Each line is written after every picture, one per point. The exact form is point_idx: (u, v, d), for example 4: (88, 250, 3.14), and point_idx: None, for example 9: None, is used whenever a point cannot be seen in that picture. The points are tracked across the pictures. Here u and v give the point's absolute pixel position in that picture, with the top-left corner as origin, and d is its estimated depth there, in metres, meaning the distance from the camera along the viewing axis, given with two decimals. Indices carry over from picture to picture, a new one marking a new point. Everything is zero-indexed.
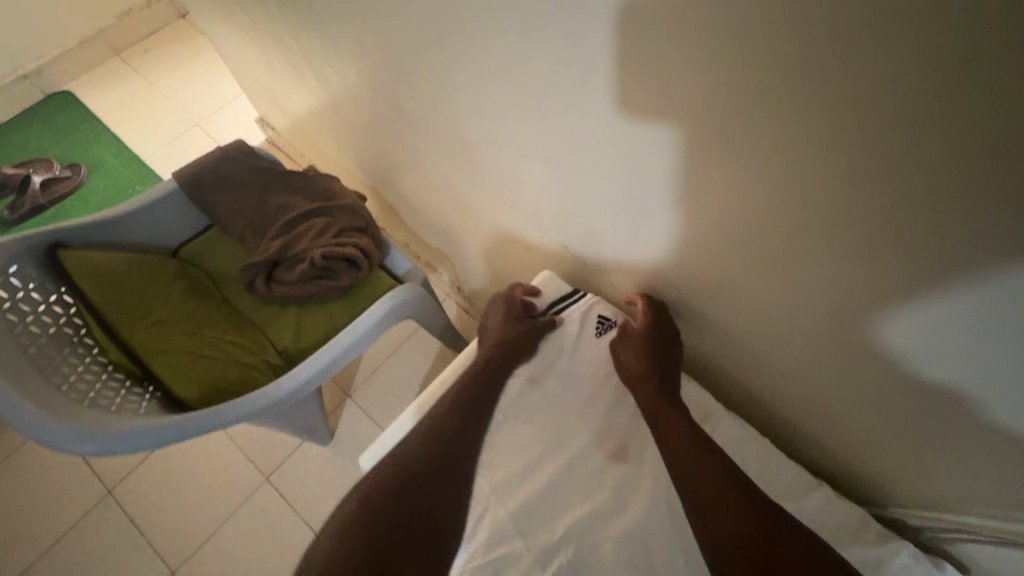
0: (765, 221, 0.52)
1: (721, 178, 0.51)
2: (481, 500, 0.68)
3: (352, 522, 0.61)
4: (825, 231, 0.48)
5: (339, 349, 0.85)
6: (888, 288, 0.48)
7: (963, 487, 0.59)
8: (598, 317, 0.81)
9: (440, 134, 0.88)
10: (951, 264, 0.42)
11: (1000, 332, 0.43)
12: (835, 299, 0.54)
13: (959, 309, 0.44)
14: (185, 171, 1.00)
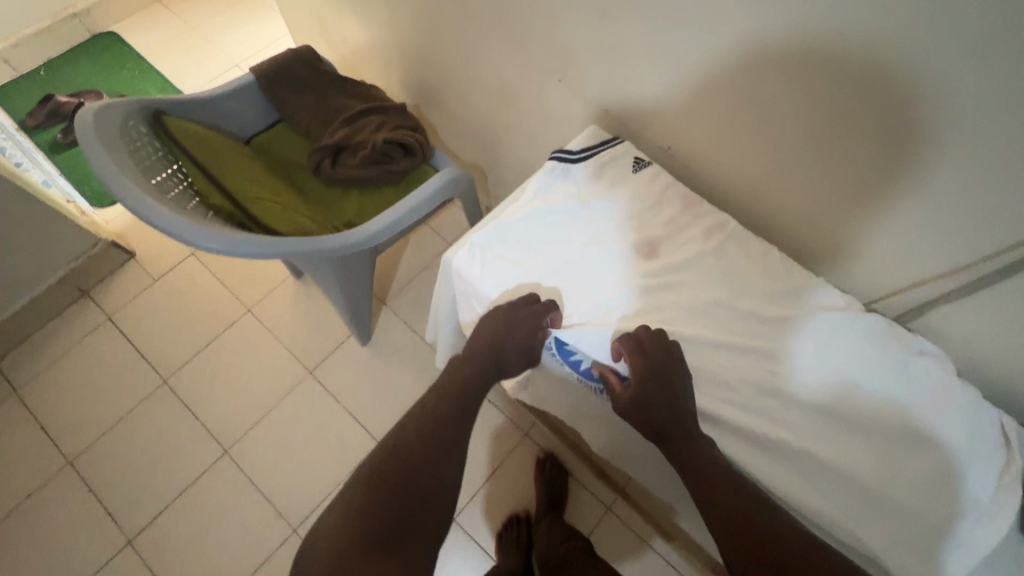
0: (777, 40, 0.64)
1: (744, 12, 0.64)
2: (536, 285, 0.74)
3: (356, 502, 0.61)
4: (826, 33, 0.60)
5: (402, 212, 0.98)
6: (879, 45, 0.57)
7: (946, 245, 0.67)
8: (634, 157, 0.81)
9: (491, 33, 1.01)
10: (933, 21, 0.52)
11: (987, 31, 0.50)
12: (833, 80, 0.63)
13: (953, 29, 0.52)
14: (261, 68, 1.13)
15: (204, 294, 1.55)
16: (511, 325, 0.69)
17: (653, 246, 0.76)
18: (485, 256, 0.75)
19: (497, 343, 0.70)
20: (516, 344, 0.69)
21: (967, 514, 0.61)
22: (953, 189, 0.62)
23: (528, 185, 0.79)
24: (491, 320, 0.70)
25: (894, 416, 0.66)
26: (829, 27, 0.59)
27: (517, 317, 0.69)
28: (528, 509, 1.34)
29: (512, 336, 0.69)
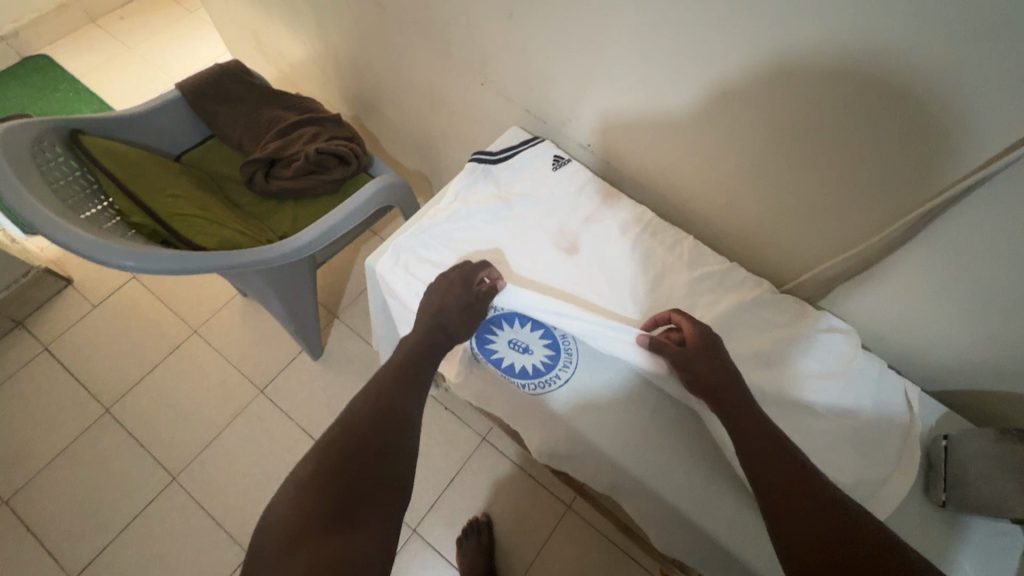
0: (672, 36, 0.66)
1: (640, 11, 0.66)
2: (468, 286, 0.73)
3: (307, 479, 0.56)
4: (713, 28, 0.62)
5: (336, 219, 0.98)
6: (760, 37, 0.59)
7: (845, 221, 0.69)
8: (554, 154, 0.83)
9: (417, 42, 1.02)
10: (801, 13, 0.55)
11: (847, 23, 0.53)
12: (727, 70, 0.65)
13: (819, 21, 0.54)
14: (188, 83, 1.12)
15: (147, 317, 1.51)
16: (441, 288, 0.71)
17: (573, 239, 0.77)
18: (406, 261, 0.75)
19: (435, 307, 0.70)
20: (448, 305, 0.69)
21: (889, 479, 0.63)
22: (837, 167, 0.65)
23: (450, 187, 0.80)
24: (431, 294, 0.71)
25: (825, 391, 0.67)
26: (715, 23, 0.62)
27: (447, 283, 0.71)
28: (487, 512, 1.32)
29: (441, 295, 0.70)
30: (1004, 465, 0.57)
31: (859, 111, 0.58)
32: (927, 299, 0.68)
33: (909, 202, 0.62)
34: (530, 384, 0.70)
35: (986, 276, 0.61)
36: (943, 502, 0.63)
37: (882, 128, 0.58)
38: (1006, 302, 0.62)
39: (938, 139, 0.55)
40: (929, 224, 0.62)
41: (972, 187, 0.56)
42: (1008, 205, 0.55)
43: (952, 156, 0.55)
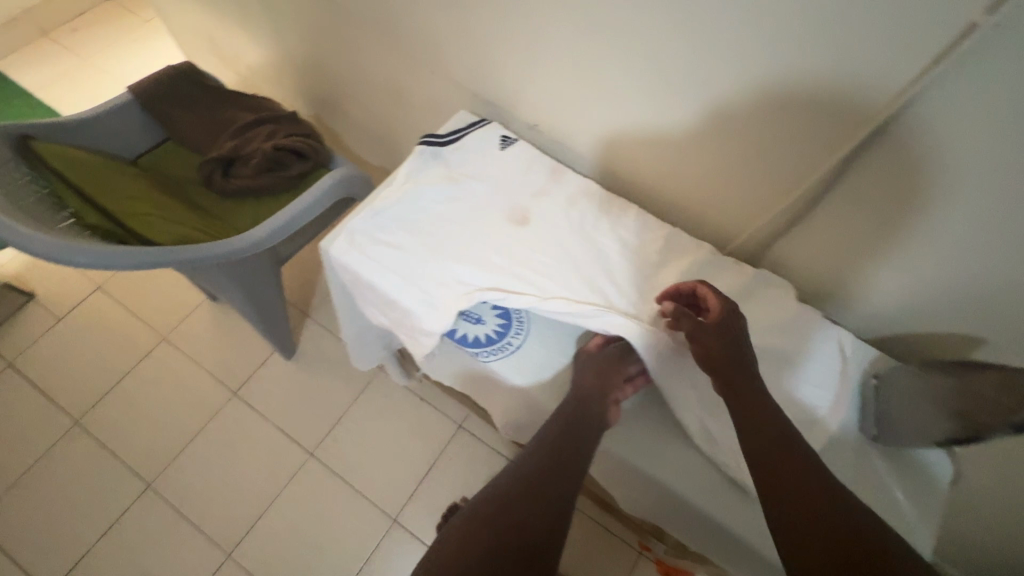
0: (601, 13, 0.69)
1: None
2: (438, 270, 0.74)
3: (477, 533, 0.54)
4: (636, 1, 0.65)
5: (295, 211, 0.99)
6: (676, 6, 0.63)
7: (774, 179, 0.72)
8: (501, 135, 0.85)
9: (367, 35, 1.04)
10: None
11: None
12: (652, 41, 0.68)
13: None
14: (141, 86, 1.12)
15: (115, 327, 1.49)
16: (591, 373, 0.69)
17: (523, 213, 0.79)
18: (361, 242, 0.76)
19: (590, 386, 0.67)
20: (591, 384, 0.68)
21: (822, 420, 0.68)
22: (758, 127, 0.68)
23: (401, 170, 0.81)
24: (586, 371, 0.69)
25: (772, 342, 0.71)
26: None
27: (604, 364, 0.70)
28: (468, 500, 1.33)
29: (586, 380, 0.68)
30: (926, 394, 0.61)
31: (773, 70, 0.61)
32: (855, 251, 0.72)
33: (822, 155, 0.65)
34: (485, 352, 0.72)
35: (897, 222, 0.65)
36: (875, 436, 0.67)
37: (792, 83, 0.61)
38: (918, 247, 0.65)
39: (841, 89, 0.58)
40: (843, 175, 0.65)
41: (875, 134, 0.59)
42: (906, 150, 0.58)
43: (856, 108, 0.59)
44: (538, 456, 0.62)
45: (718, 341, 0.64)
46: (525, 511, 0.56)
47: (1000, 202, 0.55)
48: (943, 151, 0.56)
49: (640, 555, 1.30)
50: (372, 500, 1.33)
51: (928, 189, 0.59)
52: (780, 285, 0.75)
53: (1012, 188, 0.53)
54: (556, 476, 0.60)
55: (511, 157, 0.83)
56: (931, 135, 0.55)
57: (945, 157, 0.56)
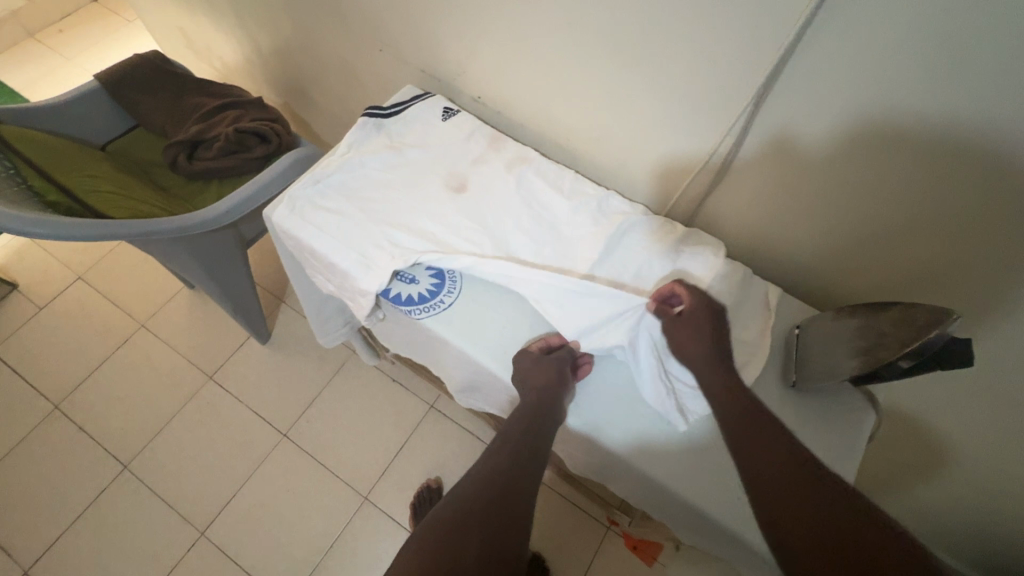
0: None
1: None
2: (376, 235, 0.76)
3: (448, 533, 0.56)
4: None
5: (251, 190, 1.03)
6: None
7: (698, 137, 0.74)
8: (443, 106, 0.88)
9: (321, 18, 1.07)
10: None
11: None
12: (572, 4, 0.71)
13: None
14: (109, 73, 1.16)
15: (94, 315, 1.53)
16: (549, 372, 0.69)
17: (461, 179, 0.82)
18: (301, 209, 0.78)
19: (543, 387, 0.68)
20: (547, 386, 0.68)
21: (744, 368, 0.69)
22: (676, 83, 0.70)
23: (345, 141, 0.84)
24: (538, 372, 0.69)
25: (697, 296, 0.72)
26: None
27: (559, 365, 0.70)
28: (439, 478, 1.34)
29: (544, 382, 0.68)
30: (841, 335, 0.63)
31: (680, 24, 0.64)
32: (779, 200, 0.74)
33: (733, 104, 0.67)
34: (417, 310, 0.75)
35: (805, 161, 0.68)
36: (792, 382, 0.70)
37: (697, 36, 0.64)
38: (829, 182, 0.68)
39: (739, 35, 0.60)
40: (755, 119, 0.67)
41: (774, 74, 0.61)
42: (804, 85, 0.61)
43: (756, 59, 0.61)
44: (499, 461, 0.64)
45: (700, 335, 0.66)
46: (494, 514, 0.58)
47: (891, 125, 0.58)
48: (836, 83, 0.58)
49: (608, 530, 1.31)
50: (343, 479, 1.35)
51: (831, 122, 0.62)
52: (709, 241, 0.77)
53: (923, 116, 0.55)
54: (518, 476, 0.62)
55: (452, 125, 0.86)
56: (823, 69, 0.58)
57: (838, 88, 0.58)
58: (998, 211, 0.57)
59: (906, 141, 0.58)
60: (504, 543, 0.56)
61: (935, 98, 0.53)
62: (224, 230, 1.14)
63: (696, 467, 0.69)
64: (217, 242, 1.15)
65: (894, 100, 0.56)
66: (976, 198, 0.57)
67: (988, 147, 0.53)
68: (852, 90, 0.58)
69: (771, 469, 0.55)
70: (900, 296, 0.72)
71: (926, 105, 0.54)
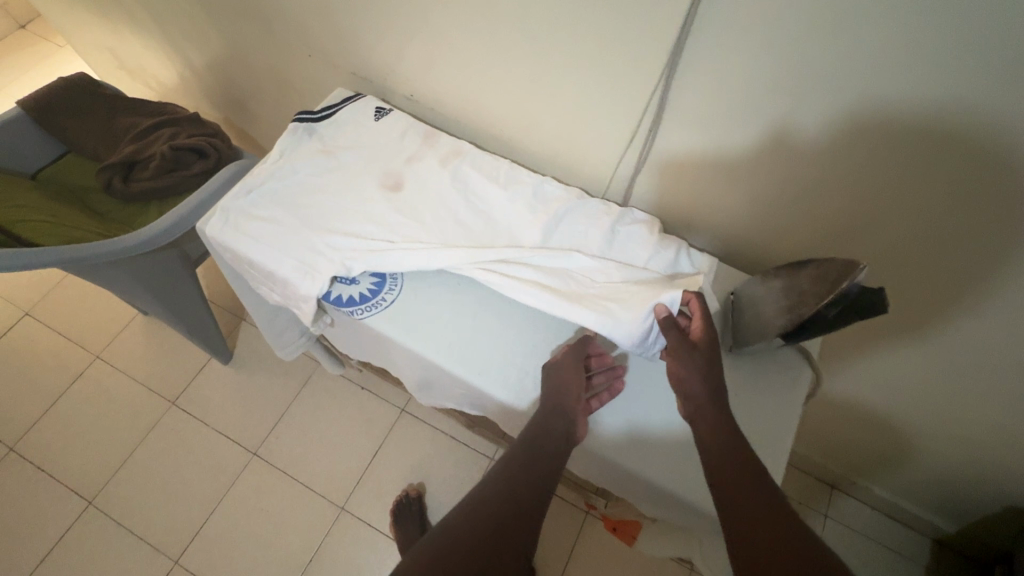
0: None
1: None
2: (314, 244, 0.75)
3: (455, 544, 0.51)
4: None
5: (190, 206, 1.00)
6: None
7: (619, 117, 0.76)
8: (375, 106, 0.87)
9: (248, 27, 1.06)
10: None
11: None
12: None
13: None
14: (32, 98, 1.12)
15: (45, 351, 1.48)
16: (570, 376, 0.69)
17: (398, 178, 0.81)
18: (236, 220, 0.77)
19: (555, 393, 0.67)
20: (564, 391, 0.67)
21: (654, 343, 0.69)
22: (593, 64, 0.71)
23: (277, 148, 0.83)
24: (556, 377, 0.69)
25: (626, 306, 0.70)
26: None
27: (575, 366, 0.70)
28: (418, 485, 1.33)
29: (564, 388, 0.67)
30: (765, 296, 0.66)
31: (585, 8, 0.65)
32: (709, 172, 0.76)
33: (648, 80, 0.69)
34: (359, 310, 0.75)
35: (722, 127, 0.69)
36: (730, 345, 0.72)
37: (603, 17, 0.65)
38: (750, 149, 0.70)
39: (645, 8, 0.61)
40: (672, 92, 0.69)
41: (682, 44, 0.63)
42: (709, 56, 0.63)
43: (661, 37, 0.63)
44: (505, 484, 0.58)
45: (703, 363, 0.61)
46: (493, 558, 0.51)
47: (795, 83, 0.60)
48: (741, 45, 0.60)
49: (586, 515, 1.32)
50: (318, 491, 1.33)
51: (739, 89, 0.64)
52: (644, 218, 0.79)
53: (824, 71, 0.57)
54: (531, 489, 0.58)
55: (385, 124, 0.86)
56: (727, 32, 0.59)
57: (740, 56, 0.61)
58: (900, 155, 0.60)
59: (812, 96, 0.60)
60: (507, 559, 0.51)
61: (828, 56, 0.56)
62: (167, 250, 1.12)
63: (648, 438, 0.70)
64: (161, 263, 1.13)
65: (793, 56, 0.58)
66: (881, 145, 0.60)
67: (883, 93, 0.56)
68: (754, 56, 0.60)
69: (745, 504, 0.51)
70: (827, 252, 0.76)
71: (823, 61, 0.57)
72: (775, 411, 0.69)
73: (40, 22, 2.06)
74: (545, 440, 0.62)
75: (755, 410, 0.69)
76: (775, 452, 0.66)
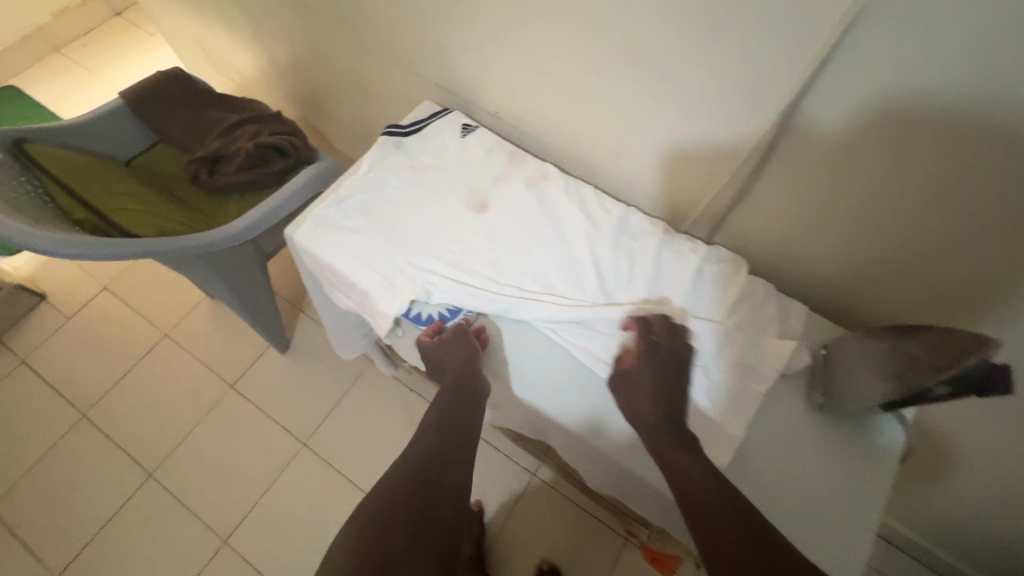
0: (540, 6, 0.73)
1: None
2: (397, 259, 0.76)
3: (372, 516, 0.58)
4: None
5: (272, 205, 1.04)
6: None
7: (716, 157, 0.74)
8: (462, 122, 0.88)
9: (339, 34, 1.08)
10: None
11: None
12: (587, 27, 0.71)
13: None
14: (132, 90, 1.19)
15: (120, 325, 1.56)
16: (451, 351, 0.71)
17: (482, 197, 0.81)
18: (324, 227, 0.79)
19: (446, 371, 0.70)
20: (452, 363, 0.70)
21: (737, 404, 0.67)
22: (700, 98, 0.69)
23: (365, 159, 0.84)
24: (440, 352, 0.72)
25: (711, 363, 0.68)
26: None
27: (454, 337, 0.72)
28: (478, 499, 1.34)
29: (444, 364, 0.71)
30: (867, 359, 0.61)
31: (700, 49, 0.64)
32: (802, 220, 0.74)
33: (760, 121, 0.66)
34: (438, 330, 0.76)
35: (829, 178, 0.67)
36: (820, 405, 0.68)
37: (717, 59, 0.64)
38: (856, 200, 0.67)
39: (768, 53, 0.59)
40: (782, 135, 0.66)
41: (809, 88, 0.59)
42: (830, 106, 0.60)
43: (778, 86, 0.61)
44: (419, 463, 0.64)
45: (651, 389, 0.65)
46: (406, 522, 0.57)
47: (925, 146, 0.57)
48: (872, 95, 0.57)
49: (626, 542, 1.29)
50: (362, 488, 1.36)
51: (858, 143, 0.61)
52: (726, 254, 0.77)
53: (963, 136, 0.54)
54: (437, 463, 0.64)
55: (471, 141, 0.86)
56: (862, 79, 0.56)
57: (863, 110, 0.58)
58: None
59: (943, 160, 0.57)
60: (436, 520, 0.59)
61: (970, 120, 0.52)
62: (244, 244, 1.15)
63: None
64: (238, 256, 1.17)
65: (925, 106, 0.54)
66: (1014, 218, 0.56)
67: None
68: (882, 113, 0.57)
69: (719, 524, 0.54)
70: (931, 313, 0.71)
71: (964, 125, 0.53)
72: (865, 478, 0.65)
73: (134, 11, 2.17)
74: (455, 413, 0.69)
75: (844, 475, 0.65)
76: (862, 522, 0.63)
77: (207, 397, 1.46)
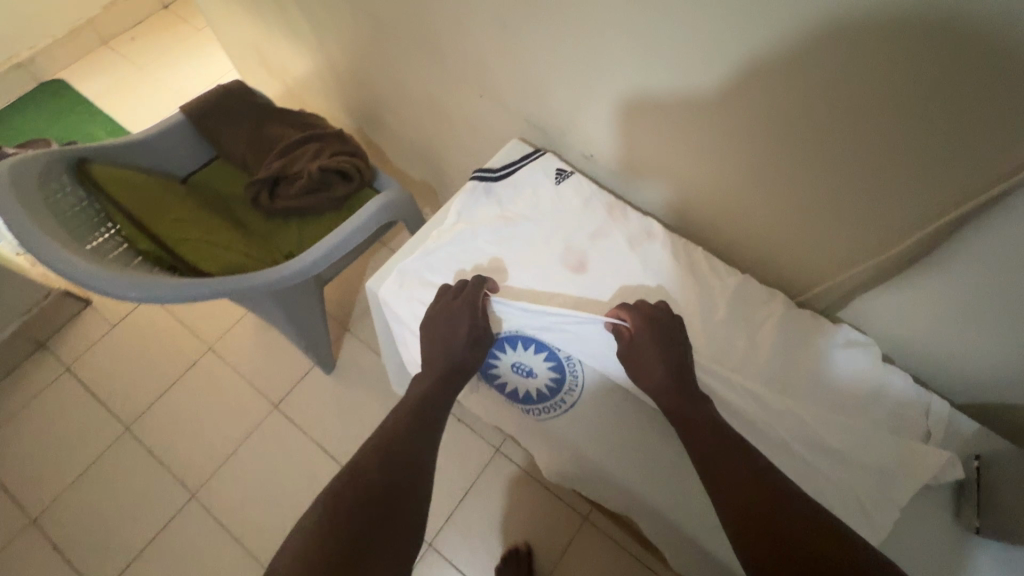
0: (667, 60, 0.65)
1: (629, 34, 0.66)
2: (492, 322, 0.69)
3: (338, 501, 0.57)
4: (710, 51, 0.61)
5: (339, 238, 0.98)
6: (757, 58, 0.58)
7: (857, 232, 0.66)
8: (556, 168, 0.81)
9: (416, 58, 1.02)
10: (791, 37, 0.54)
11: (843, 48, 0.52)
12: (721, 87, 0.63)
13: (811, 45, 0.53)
14: (193, 105, 1.13)
15: (165, 335, 1.53)
16: (460, 311, 0.69)
17: (581, 257, 0.75)
18: (410, 283, 0.73)
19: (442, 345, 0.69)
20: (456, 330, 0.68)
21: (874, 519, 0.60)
22: (853, 173, 0.61)
23: (452, 207, 0.79)
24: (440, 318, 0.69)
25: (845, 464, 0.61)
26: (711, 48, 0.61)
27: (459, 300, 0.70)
28: (528, 541, 1.29)
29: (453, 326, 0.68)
30: None
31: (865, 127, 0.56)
32: (948, 309, 0.66)
33: (928, 207, 0.58)
34: (536, 410, 0.70)
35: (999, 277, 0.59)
36: (977, 528, 0.59)
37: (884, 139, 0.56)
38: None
39: (958, 140, 0.51)
40: (951, 226, 0.58)
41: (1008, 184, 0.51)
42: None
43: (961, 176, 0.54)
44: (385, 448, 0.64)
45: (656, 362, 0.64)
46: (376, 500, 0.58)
47: None
48: None
49: None
50: None
51: None
52: (852, 335, 0.70)
53: None
54: (406, 448, 0.65)
55: (566, 191, 0.79)
56: None
57: None
58: None
59: None
60: (402, 497, 0.60)
61: None
62: None
63: None
64: None
65: None
66: None
67: None
68: None
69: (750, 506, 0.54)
70: None
71: None
72: None
73: (183, 4, 2.12)
74: (430, 400, 0.70)
75: None
76: None
77: (251, 415, 1.43)
